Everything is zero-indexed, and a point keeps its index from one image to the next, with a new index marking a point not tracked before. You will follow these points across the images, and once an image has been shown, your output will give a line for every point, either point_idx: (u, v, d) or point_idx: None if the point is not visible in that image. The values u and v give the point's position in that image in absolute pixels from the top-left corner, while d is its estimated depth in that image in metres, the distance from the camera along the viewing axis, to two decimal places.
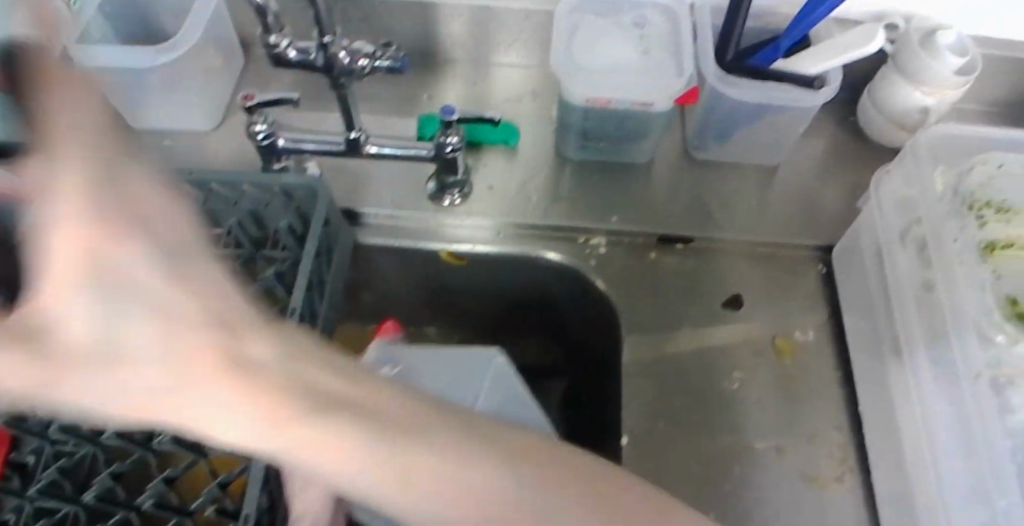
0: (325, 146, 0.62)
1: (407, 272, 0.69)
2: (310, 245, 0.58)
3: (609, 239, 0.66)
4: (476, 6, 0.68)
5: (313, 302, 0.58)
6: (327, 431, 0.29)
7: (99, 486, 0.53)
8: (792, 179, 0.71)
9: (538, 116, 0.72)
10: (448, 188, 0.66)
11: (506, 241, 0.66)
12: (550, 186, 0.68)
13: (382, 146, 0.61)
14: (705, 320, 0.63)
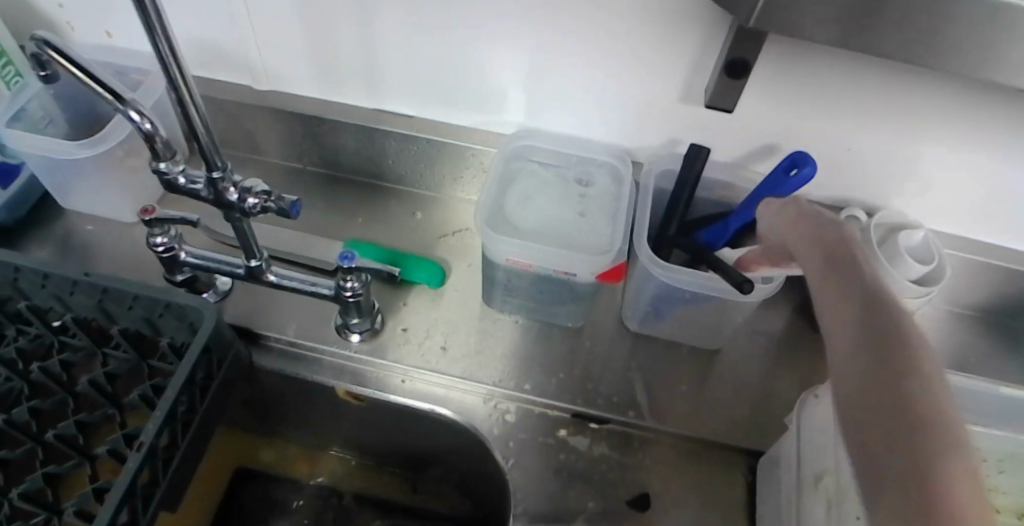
0: (225, 267, 0.59)
1: (308, 399, 0.65)
2: (181, 370, 0.53)
3: (520, 406, 0.61)
4: (418, 137, 0.68)
5: (174, 435, 0.53)
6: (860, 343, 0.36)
7: None
8: (731, 366, 0.65)
9: (471, 257, 0.69)
10: (351, 326, 0.62)
11: (408, 390, 0.61)
12: (469, 337, 0.64)
13: (282, 277, 0.59)
14: (606, 517, 0.56)
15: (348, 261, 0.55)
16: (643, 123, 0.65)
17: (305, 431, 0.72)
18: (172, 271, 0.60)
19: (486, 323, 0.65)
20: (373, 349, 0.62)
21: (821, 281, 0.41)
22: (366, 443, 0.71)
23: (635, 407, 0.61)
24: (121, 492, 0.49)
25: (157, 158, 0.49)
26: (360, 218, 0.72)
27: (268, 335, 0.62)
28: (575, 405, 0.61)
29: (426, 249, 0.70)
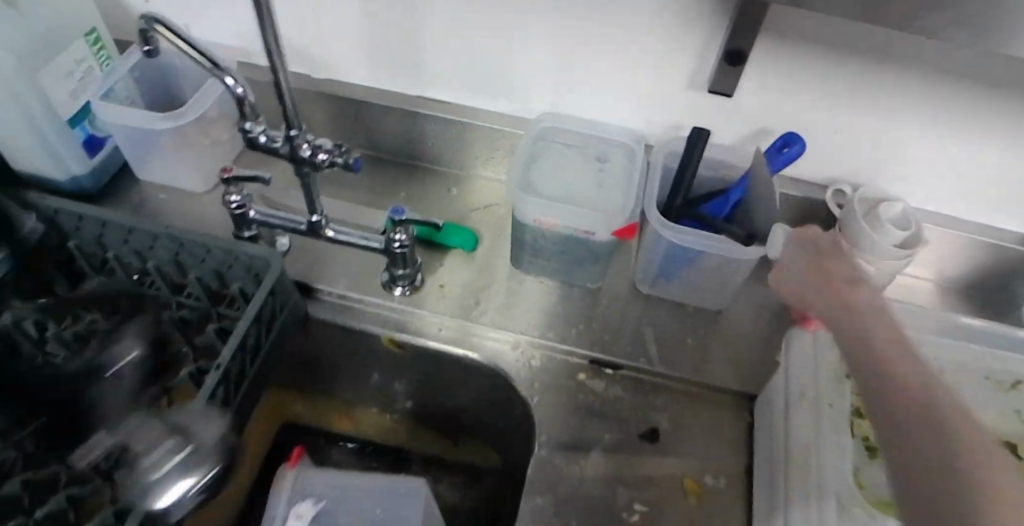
0: (288, 224, 0.67)
1: (352, 354, 0.73)
2: (250, 309, 0.61)
3: (544, 353, 0.68)
4: (454, 121, 0.77)
5: (243, 365, 0.61)
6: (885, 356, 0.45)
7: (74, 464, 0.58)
8: (733, 323, 0.72)
9: (500, 227, 0.78)
10: (397, 279, 0.69)
11: (444, 337, 0.68)
12: (498, 295, 0.71)
13: (339, 233, 0.67)
14: (622, 448, 0.63)
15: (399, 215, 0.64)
16: (661, 107, 0.73)
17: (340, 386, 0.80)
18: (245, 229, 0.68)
19: (514, 284, 0.72)
20: (414, 301, 0.70)
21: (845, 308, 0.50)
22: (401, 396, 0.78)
23: (646, 356, 0.68)
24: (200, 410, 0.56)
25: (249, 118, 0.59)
26: (402, 194, 0.80)
27: (321, 288, 0.71)
28: (592, 353, 0.67)
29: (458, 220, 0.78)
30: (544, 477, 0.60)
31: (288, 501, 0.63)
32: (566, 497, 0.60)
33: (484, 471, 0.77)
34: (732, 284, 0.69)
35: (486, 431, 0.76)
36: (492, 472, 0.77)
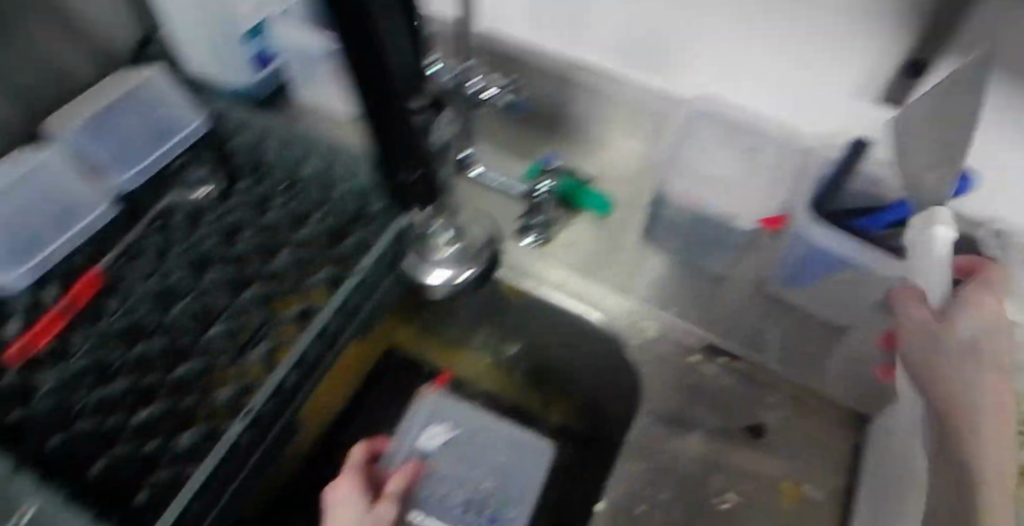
0: None
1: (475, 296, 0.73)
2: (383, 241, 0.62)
3: (660, 328, 0.66)
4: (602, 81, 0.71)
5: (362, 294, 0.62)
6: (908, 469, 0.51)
7: (188, 367, 0.60)
8: None
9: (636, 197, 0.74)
10: (530, 228, 0.68)
11: (568, 291, 0.68)
12: (625, 262, 0.70)
13: (484, 172, 0.66)
14: (724, 433, 0.62)
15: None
16: (841, 113, 0.66)
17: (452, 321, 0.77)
18: None
19: (642, 254, 0.71)
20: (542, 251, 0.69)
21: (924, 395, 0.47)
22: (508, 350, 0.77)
23: (762, 352, 0.66)
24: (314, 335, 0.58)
25: (426, 20, 0.57)
26: (557, 135, 0.77)
27: None
28: (709, 336, 0.66)
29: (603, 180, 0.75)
30: (641, 447, 0.61)
31: (427, 421, 0.73)
32: (661, 469, 0.60)
33: (580, 440, 0.73)
34: (882, 316, 0.62)
35: (591, 398, 0.74)
36: (589, 442, 0.73)
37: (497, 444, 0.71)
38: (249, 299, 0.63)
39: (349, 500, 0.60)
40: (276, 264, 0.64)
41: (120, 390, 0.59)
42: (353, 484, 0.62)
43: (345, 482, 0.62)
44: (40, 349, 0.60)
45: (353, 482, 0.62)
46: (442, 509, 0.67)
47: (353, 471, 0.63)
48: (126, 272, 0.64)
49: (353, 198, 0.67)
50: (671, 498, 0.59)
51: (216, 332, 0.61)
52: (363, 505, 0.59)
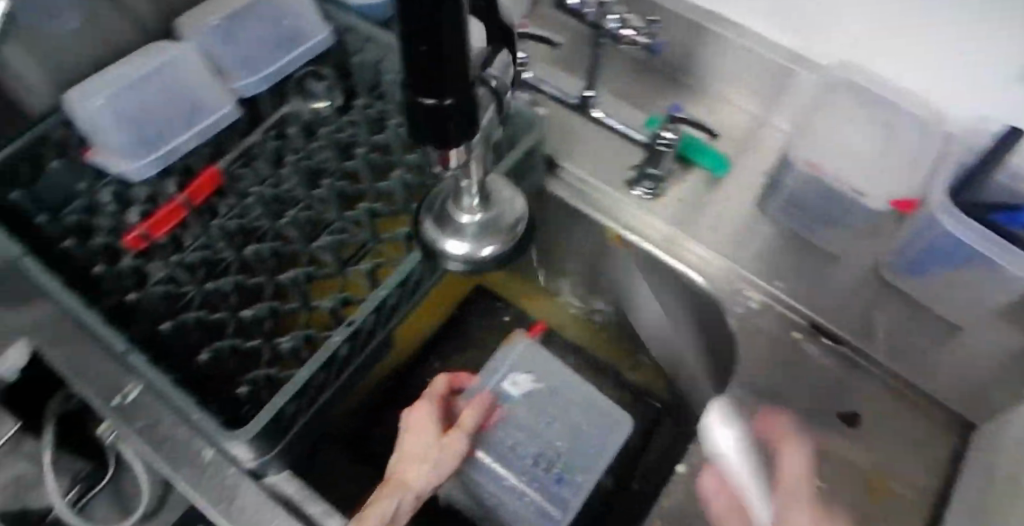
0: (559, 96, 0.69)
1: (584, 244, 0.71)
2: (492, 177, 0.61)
3: (765, 300, 0.63)
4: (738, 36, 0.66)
5: None
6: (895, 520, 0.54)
7: (295, 274, 0.62)
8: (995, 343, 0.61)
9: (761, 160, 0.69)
10: (643, 179, 0.65)
11: (665, 247, 0.65)
12: (739, 227, 0.66)
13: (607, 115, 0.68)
14: (815, 415, 0.60)
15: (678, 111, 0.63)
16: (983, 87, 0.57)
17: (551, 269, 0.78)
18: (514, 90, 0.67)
19: (756, 221, 0.66)
20: (651, 206, 0.66)
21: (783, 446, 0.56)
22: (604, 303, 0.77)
23: (872, 340, 0.62)
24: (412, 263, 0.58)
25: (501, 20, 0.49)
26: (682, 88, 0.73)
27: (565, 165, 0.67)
28: (816, 316, 0.62)
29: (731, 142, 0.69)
30: (726, 415, 0.60)
31: (512, 364, 0.68)
32: None
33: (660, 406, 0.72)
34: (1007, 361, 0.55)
35: (680, 362, 0.72)
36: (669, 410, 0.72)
37: (580, 411, 0.66)
38: (361, 215, 0.64)
39: (423, 435, 0.58)
40: (388, 183, 0.65)
41: (231, 286, 0.62)
42: (428, 417, 0.59)
43: (421, 416, 0.59)
44: (160, 238, 0.63)
45: (428, 416, 0.59)
46: (509, 460, 0.63)
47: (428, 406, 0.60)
48: (242, 174, 0.66)
49: None
50: (756, 473, 0.58)
51: (326, 243, 0.63)
52: (436, 441, 0.57)
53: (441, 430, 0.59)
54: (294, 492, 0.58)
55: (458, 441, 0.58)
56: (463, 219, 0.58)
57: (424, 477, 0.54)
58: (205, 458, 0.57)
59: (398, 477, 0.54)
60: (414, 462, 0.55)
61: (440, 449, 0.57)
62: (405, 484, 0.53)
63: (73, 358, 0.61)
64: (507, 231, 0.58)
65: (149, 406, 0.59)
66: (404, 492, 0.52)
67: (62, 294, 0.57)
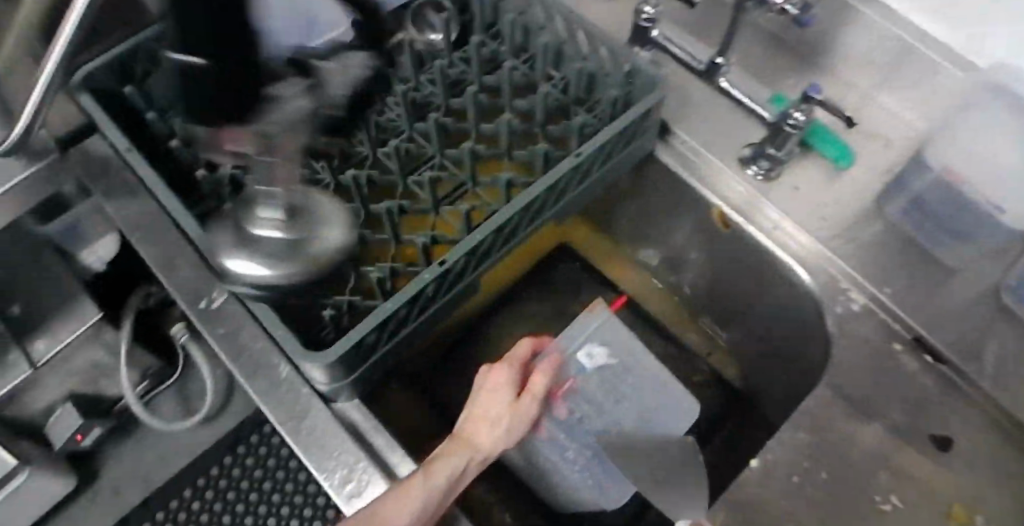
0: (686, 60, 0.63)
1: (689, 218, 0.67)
2: (605, 132, 0.58)
3: (869, 303, 0.59)
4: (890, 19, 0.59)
5: (571, 181, 0.59)
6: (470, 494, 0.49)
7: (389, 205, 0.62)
8: None
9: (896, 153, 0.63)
10: (758, 158, 0.62)
11: (772, 233, 0.61)
12: (852, 222, 0.61)
13: (733, 86, 0.62)
14: (903, 431, 0.56)
15: (815, 93, 0.55)
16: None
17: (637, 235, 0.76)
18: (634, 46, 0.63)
19: (871, 218, 0.61)
20: (762, 187, 0.62)
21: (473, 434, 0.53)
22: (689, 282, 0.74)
23: (980, 365, 0.57)
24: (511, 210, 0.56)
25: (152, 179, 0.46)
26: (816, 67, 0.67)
27: (678, 131, 0.64)
28: (922, 331, 0.58)
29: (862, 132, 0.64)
30: (807, 417, 0.57)
31: (588, 334, 0.63)
32: (818, 444, 0.56)
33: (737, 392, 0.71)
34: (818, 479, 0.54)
35: (764, 353, 0.69)
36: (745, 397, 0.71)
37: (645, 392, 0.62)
38: (462, 156, 0.62)
39: (498, 398, 0.55)
40: (493, 126, 0.63)
41: None
42: (506, 380, 0.56)
43: (500, 377, 0.56)
44: None
45: (506, 379, 0.56)
46: (575, 433, 0.61)
47: (509, 367, 0.57)
48: None
49: (581, 80, 0.63)
50: (831, 481, 0.55)
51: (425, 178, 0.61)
52: (510, 406, 0.55)
53: (517, 395, 0.56)
54: (361, 420, 0.58)
55: (530, 409, 0.56)
56: (261, 231, 0.51)
57: (495, 440, 0.53)
58: (280, 374, 0.58)
59: (470, 435, 0.53)
60: (484, 427, 0.53)
61: (512, 416, 0.55)
62: (476, 444, 0.52)
63: (163, 260, 0.61)
64: (308, 259, 0.52)
65: (233, 315, 0.59)
66: (474, 453, 0.52)
67: (164, 195, 0.58)
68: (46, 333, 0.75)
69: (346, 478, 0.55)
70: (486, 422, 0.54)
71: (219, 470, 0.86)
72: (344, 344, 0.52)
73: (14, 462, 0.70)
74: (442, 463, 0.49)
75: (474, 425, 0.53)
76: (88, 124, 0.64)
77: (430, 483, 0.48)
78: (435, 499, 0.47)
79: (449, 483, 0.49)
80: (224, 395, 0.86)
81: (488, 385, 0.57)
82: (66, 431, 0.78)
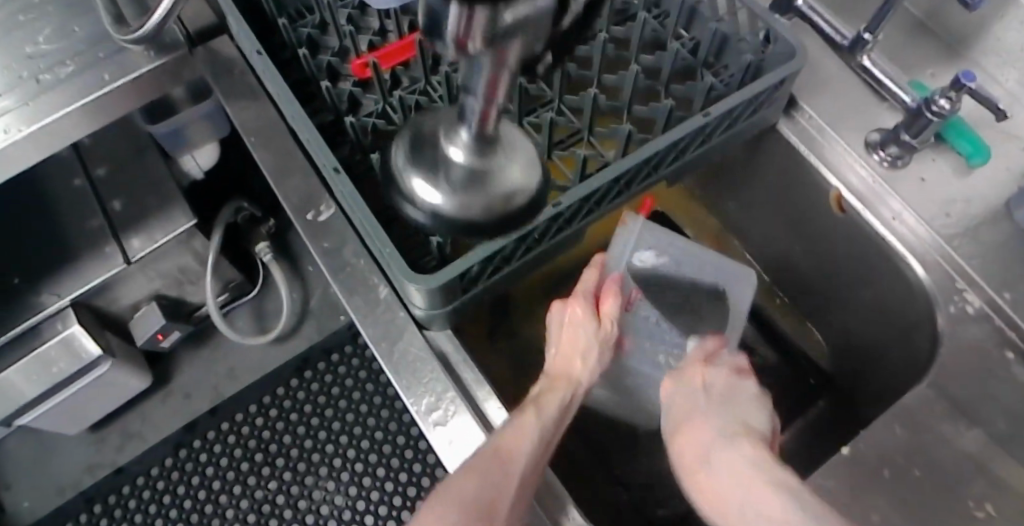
0: (836, 35, 0.62)
1: (786, 186, 0.67)
2: (738, 95, 0.56)
3: (984, 306, 0.57)
4: None
5: (692, 141, 0.58)
6: (547, 429, 0.51)
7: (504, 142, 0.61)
8: None
9: None
10: (886, 144, 0.60)
11: (891, 227, 0.60)
12: (977, 222, 0.59)
13: (875, 65, 0.61)
14: (1006, 439, 0.53)
15: (966, 81, 0.51)
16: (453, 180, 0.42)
17: (739, 212, 0.76)
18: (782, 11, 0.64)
19: (996, 220, 0.59)
20: (885, 175, 0.61)
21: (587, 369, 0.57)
22: (790, 268, 0.73)
23: None
24: (638, 160, 0.55)
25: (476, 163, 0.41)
26: (962, 60, 0.63)
27: (803, 108, 0.63)
28: None
29: (1000, 132, 0.62)
30: (910, 412, 0.54)
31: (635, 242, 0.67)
32: (918, 440, 0.53)
33: (826, 382, 0.70)
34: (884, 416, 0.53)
35: (859, 346, 0.68)
36: (832, 387, 0.70)
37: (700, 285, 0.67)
38: (583, 103, 0.61)
39: (580, 331, 0.58)
40: (617, 79, 0.62)
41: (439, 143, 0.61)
42: (586, 312, 0.59)
43: (580, 309, 0.59)
44: (386, 71, 0.62)
45: (587, 309, 0.59)
46: (654, 336, 0.65)
47: (584, 299, 0.60)
48: None
49: (711, 43, 0.62)
50: (922, 480, 0.51)
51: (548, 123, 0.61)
52: (595, 335, 0.58)
53: (599, 321, 0.59)
54: (451, 352, 0.58)
55: (611, 332, 0.59)
56: None
57: (587, 370, 0.57)
58: (379, 295, 0.59)
59: (564, 373, 0.57)
60: (571, 367, 0.57)
61: (599, 340, 0.58)
62: (572, 379, 0.56)
63: (278, 169, 0.63)
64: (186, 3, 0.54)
65: (338, 231, 0.61)
66: (573, 387, 0.56)
67: (290, 101, 0.57)
68: (141, 233, 0.73)
69: (433, 406, 0.55)
70: (574, 362, 0.57)
71: (284, 391, 0.88)
72: (452, 271, 0.51)
73: (96, 353, 0.76)
74: (549, 399, 0.53)
75: (563, 369, 0.57)
76: (217, 27, 0.65)
77: (543, 419, 0.51)
78: (548, 435, 0.51)
79: (559, 415, 0.53)
80: (297, 317, 0.92)
81: (568, 319, 0.59)
82: (151, 328, 0.82)
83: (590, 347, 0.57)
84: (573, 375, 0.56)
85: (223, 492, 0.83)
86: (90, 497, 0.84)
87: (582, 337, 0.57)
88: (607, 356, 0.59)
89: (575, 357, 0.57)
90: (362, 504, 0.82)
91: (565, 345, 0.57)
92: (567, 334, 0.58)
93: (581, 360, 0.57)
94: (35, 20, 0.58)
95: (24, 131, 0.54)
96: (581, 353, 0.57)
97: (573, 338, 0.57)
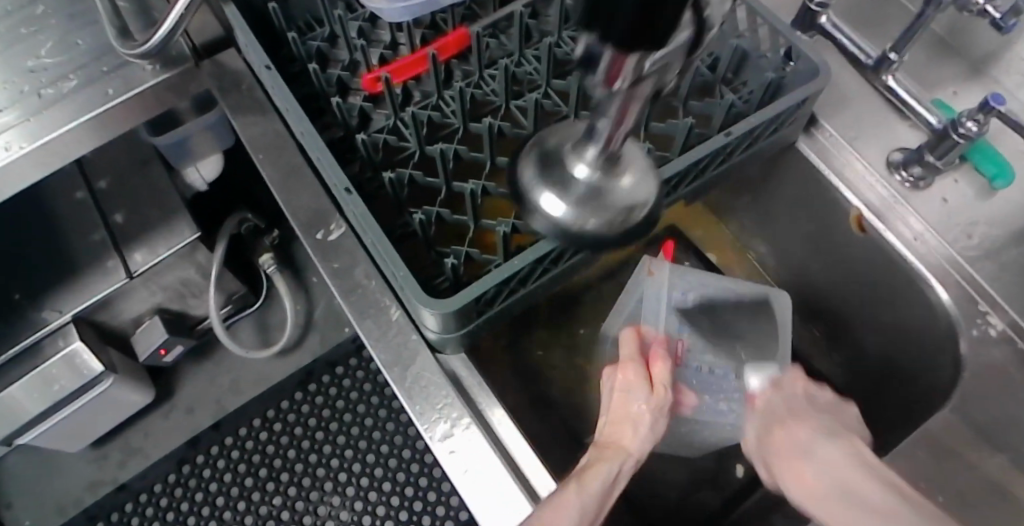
0: (862, 54, 0.62)
1: (805, 204, 0.66)
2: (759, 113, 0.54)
3: (1007, 329, 0.56)
4: None
5: (713, 159, 0.57)
6: (591, 503, 0.48)
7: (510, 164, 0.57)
8: None
9: None
10: (906, 164, 0.59)
11: (913, 249, 0.59)
12: (999, 242, 0.58)
13: (899, 86, 0.61)
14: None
15: (996, 104, 0.51)
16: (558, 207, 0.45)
17: (755, 224, 0.75)
18: (804, 27, 0.63)
19: (1019, 240, 0.58)
20: (907, 197, 0.60)
21: (637, 441, 0.53)
22: (821, 301, 0.72)
23: None
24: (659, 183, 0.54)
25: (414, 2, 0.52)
26: (984, 77, 0.62)
27: (821, 126, 0.62)
28: None
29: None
30: (934, 438, 0.53)
31: (667, 291, 0.67)
32: (941, 467, 0.52)
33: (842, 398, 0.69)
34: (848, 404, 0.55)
35: (882, 369, 0.67)
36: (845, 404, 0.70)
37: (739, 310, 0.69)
38: None
39: (633, 396, 0.55)
40: None
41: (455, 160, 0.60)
42: (637, 375, 0.56)
43: (632, 374, 0.56)
44: (398, 87, 0.61)
45: (638, 372, 0.56)
46: (707, 386, 0.65)
47: (636, 361, 0.57)
48: (489, 43, 0.63)
49: (731, 57, 0.61)
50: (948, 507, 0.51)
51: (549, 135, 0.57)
52: (648, 402, 0.54)
53: (652, 387, 0.56)
54: (463, 375, 0.58)
55: (666, 399, 0.55)
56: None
57: (640, 439, 0.53)
58: (390, 318, 0.57)
59: (616, 440, 0.53)
60: (625, 438, 0.53)
61: (651, 409, 0.55)
62: (622, 447, 0.53)
63: (287, 186, 0.61)
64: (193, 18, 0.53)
65: (348, 250, 0.59)
66: (624, 457, 0.52)
67: (301, 118, 0.55)
68: (144, 246, 0.72)
69: (448, 432, 0.53)
70: (624, 429, 0.54)
71: (289, 404, 0.87)
72: (470, 295, 0.50)
73: (100, 369, 0.74)
74: (594, 469, 0.50)
75: (616, 440, 0.53)
76: (223, 38, 0.64)
77: (585, 494, 0.48)
78: (592, 508, 0.48)
79: (602, 495, 0.49)
80: (301, 328, 0.90)
81: (619, 384, 0.56)
82: (154, 342, 0.81)
83: (641, 415, 0.54)
84: (625, 446, 0.53)
85: (228, 508, 0.81)
86: (91, 514, 0.83)
87: (636, 405, 0.54)
88: (662, 424, 0.55)
89: (625, 424, 0.54)
90: (368, 519, 0.81)
91: (619, 414, 0.55)
92: (616, 402, 0.55)
93: (634, 428, 0.54)
94: (37, 31, 0.56)
95: (24, 147, 0.52)
96: (636, 419, 0.54)
97: (628, 408, 0.54)
